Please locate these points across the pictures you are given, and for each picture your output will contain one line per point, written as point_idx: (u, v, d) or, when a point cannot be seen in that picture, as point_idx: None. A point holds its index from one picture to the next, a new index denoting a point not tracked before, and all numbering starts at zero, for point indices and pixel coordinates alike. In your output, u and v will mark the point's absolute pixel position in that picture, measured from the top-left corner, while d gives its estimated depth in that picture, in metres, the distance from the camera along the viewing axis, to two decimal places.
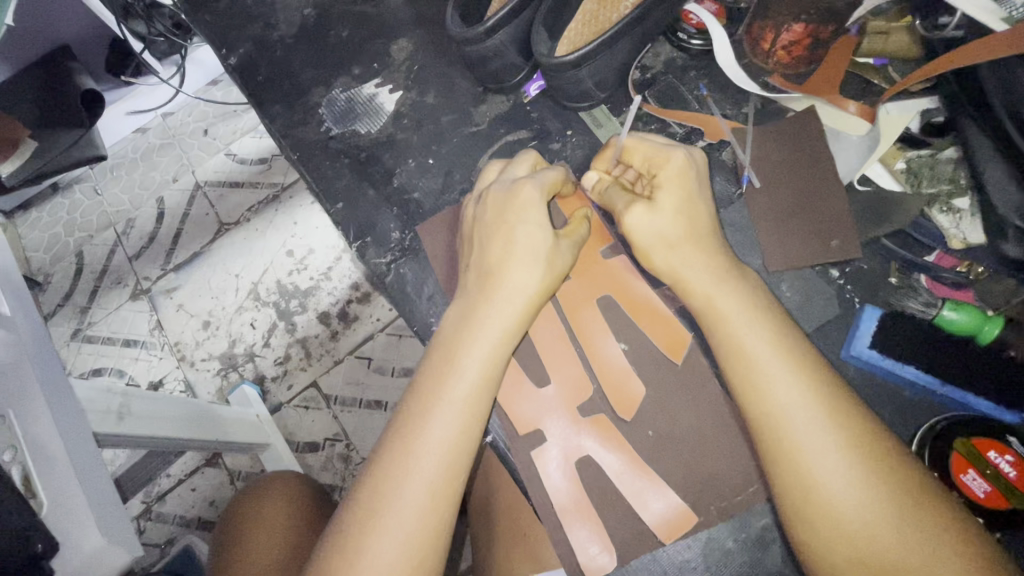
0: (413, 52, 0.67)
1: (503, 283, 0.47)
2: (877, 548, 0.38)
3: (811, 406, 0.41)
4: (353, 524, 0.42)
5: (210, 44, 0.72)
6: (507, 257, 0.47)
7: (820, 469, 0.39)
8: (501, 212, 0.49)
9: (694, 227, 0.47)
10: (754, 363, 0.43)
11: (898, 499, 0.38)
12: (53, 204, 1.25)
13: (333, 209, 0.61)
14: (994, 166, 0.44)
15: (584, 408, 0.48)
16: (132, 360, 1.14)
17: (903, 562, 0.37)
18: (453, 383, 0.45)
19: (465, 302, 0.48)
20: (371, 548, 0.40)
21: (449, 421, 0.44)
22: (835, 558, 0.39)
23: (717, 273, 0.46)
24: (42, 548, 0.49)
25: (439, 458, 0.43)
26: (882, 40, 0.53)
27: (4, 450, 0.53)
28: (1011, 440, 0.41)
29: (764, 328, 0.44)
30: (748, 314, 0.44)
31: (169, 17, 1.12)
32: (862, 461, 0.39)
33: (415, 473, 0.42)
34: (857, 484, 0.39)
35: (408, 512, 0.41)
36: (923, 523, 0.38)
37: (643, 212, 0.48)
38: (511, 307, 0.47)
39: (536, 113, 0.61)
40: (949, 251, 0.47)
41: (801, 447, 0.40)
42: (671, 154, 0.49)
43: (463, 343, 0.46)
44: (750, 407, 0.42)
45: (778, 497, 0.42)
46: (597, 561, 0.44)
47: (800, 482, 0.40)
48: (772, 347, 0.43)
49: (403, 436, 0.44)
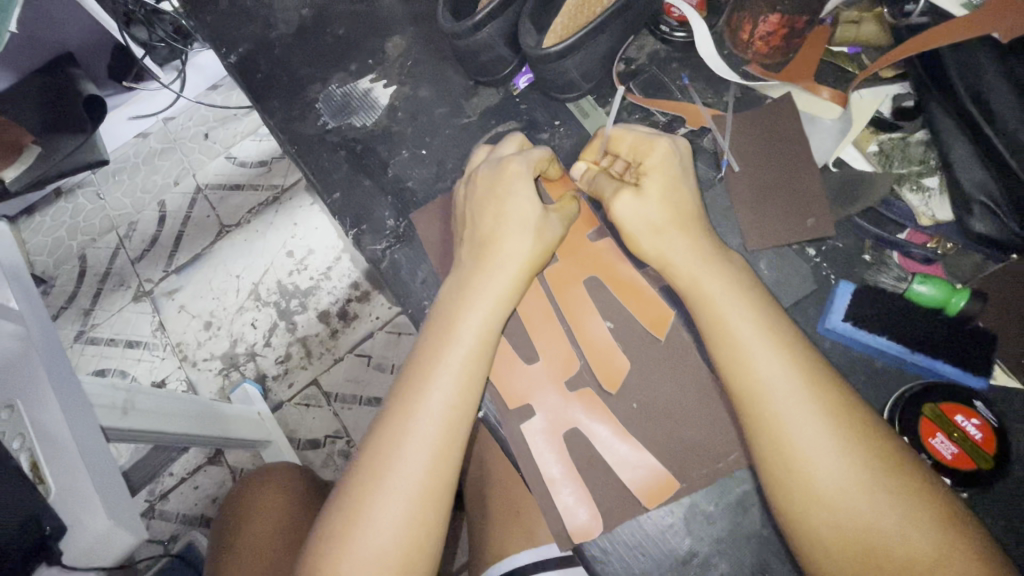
0: (407, 48, 0.69)
1: (497, 253, 0.49)
2: (852, 512, 0.38)
3: (792, 374, 0.42)
4: (358, 486, 0.44)
5: (211, 44, 0.74)
6: (501, 229, 0.50)
7: (799, 434, 0.40)
8: (491, 189, 0.51)
9: (680, 213, 0.49)
10: (734, 336, 0.44)
11: (874, 463, 0.39)
12: (56, 209, 1.27)
13: (330, 199, 0.63)
14: (960, 145, 0.47)
15: (571, 383, 0.50)
16: (135, 361, 1.16)
17: (876, 524, 0.38)
18: (449, 349, 0.47)
19: (461, 275, 0.50)
20: (375, 507, 0.42)
21: (445, 386, 0.45)
22: (813, 522, 0.39)
23: (699, 251, 0.47)
24: (50, 530, 0.53)
25: (438, 420, 0.44)
26: (854, 28, 0.55)
27: (13, 437, 0.56)
28: (978, 405, 0.43)
29: (746, 301, 0.45)
30: (729, 290, 0.45)
31: (170, 23, 1.17)
32: (840, 427, 0.40)
33: (415, 435, 0.44)
34: (835, 448, 0.40)
35: (405, 488, 0.43)
36: (897, 487, 0.38)
37: (632, 198, 0.49)
38: (504, 276, 0.49)
39: (525, 105, 0.63)
40: (920, 228, 0.49)
41: (782, 413, 0.41)
42: (656, 142, 0.51)
43: (458, 312, 0.48)
44: (732, 376, 0.43)
45: (758, 463, 0.42)
46: (585, 526, 0.46)
47: (779, 447, 0.41)
48: (753, 319, 0.44)
49: (403, 402, 0.46)
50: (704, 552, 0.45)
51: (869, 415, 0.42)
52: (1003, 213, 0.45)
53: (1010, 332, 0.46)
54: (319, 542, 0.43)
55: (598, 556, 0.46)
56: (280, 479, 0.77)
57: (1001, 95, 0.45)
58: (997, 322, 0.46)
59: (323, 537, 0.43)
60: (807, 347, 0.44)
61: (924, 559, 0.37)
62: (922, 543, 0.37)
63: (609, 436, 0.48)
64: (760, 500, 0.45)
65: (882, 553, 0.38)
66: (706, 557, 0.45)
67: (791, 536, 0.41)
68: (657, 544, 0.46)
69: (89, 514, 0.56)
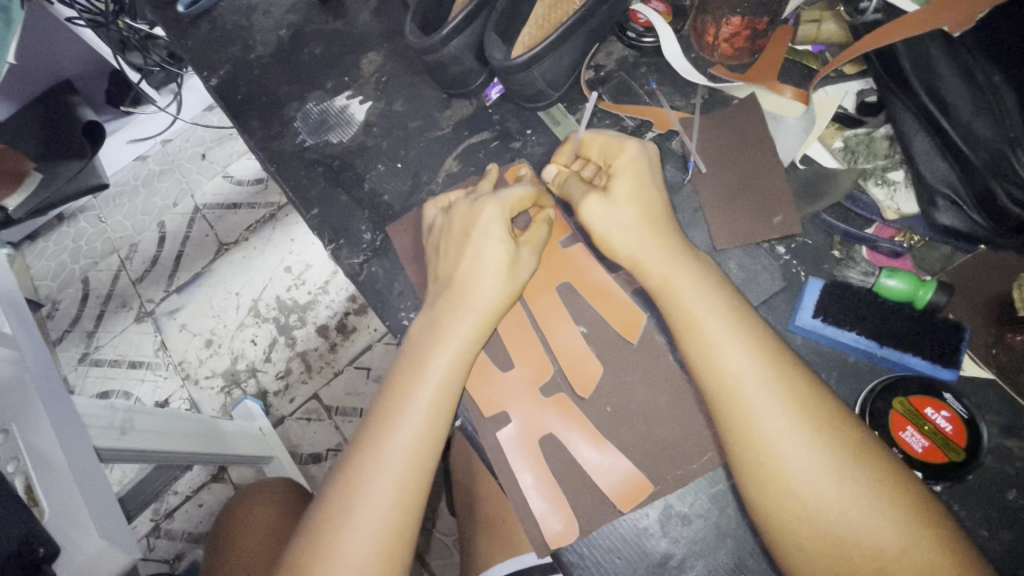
0: (381, 64, 0.70)
1: (467, 293, 0.49)
2: (821, 504, 0.38)
3: (762, 372, 0.42)
4: (325, 516, 0.44)
5: (192, 67, 0.75)
6: (474, 272, 0.50)
7: (770, 431, 0.40)
8: (466, 229, 0.51)
9: (649, 213, 0.49)
10: (704, 333, 0.44)
11: (843, 456, 0.39)
12: (57, 234, 1.30)
13: (310, 215, 0.64)
14: (919, 137, 0.48)
15: (546, 389, 0.51)
16: (138, 381, 1.17)
17: (844, 516, 0.38)
18: (422, 382, 0.47)
19: (433, 313, 0.51)
20: (342, 539, 0.43)
21: (413, 422, 0.46)
22: (783, 515, 0.39)
23: (668, 254, 0.47)
24: (43, 553, 0.53)
25: (406, 455, 0.45)
26: (815, 28, 0.57)
27: (7, 461, 0.58)
28: (948, 398, 0.44)
29: (715, 298, 0.45)
30: (702, 288, 0.46)
31: (165, 47, 1.18)
32: (810, 422, 0.40)
33: (384, 470, 0.44)
34: (804, 443, 0.40)
35: (376, 508, 0.43)
36: (865, 479, 0.38)
37: (600, 202, 0.50)
38: (473, 317, 0.49)
39: (497, 115, 0.64)
40: (886, 222, 0.50)
41: (753, 411, 0.41)
42: (625, 144, 0.51)
43: (432, 347, 0.48)
44: (703, 373, 0.43)
45: (731, 459, 0.42)
46: (562, 533, 0.46)
47: (751, 445, 0.41)
48: (723, 316, 0.44)
49: (375, 434, 0.46)
50: (679, 554, 0.45)
51: (843, 411, 0.42)
52: (966, 206, 0.46)
53: (979, 322, 0.45)
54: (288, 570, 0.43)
55: (576, 561, 0.46)
56: (276, 494, 0.78)
57: (953, 88, 0.45)
58: (967, 313, 0.46)
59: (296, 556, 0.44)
60: (780, 343, 0.44)
61: (890, 549, 0.37)
62: (889, 532, 0.37)
63: (585, 442, 0.48)
64: (734, 498, 0.46)
65: (850, 544, 0.38)
66: (682, 559, 0.45)
67: (763, 530, 0.41)
68: (633, 548, 0.46)
69: (84, 536, 0.57)
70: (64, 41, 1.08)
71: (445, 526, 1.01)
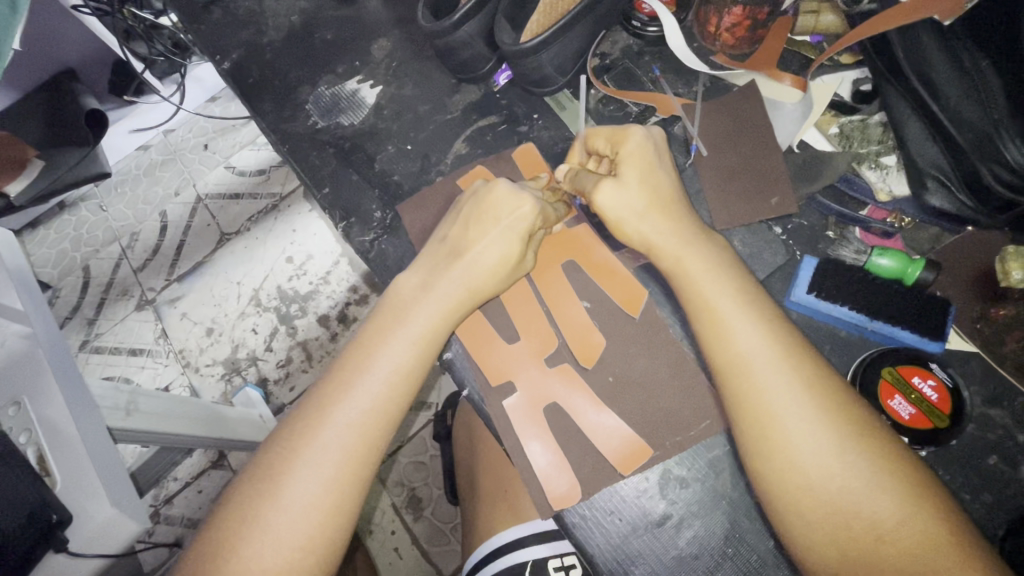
0: (392, 50, 0.72)
1: (471, 267, 0.52)
2: (826, 478, 0.40)
3: (772, 351, 0.44)
4: (280, 457, 0.46)
5: (205, 52, 0.77)
6: (482, 254, 0.52)
7: (777, 405, 0.42)
8: (493, 212, 0.53)
9: (657, 197, 0.51)
10: (715, 310, 0.46)
11: (849, 434, 0.41)
12: (60, 221, 1.31)
13: (320, 194, 0.66)
14: (912, 121, 0.50)
15: (550, 359, 0.53)
16: (139, 368, 1.18)
17: (846, 490, 0.40)
18: (393, 340, 0.50)
19: (422, 275, 0.53)
20: (296, 478, 0.45)
21: (378, 380, 0.49)
22: (786, 488, 0.41)
23: (681, 236, 0.49)
24: (56, 518, 0.56)
25: (364, 409, 0.48)
26: (814, 18, 0.58)
27: (21, 432, 0.60)
28: (934, 367, 0.46)
29: (725, 279, 0.47)
30: (712, 270, 0.48)
31: (169, 37, 1.20)
32: (817, 399, 0.42)
33: (346, 424, 0.47)
34: (810, 418, 0.41)
35: (332, 453, 0.46)
36: (868, 457, 0.40)
37: (611, 187, 0.51)
38: (452, 289, 0.51)
39: (505, 100, 0.66)
40: (879, 204, 0.52)
41: (760, 385, 0.43)
42: (631, 130, 0.53)
43: (410, 309, 0.51)
44: (714, 349, 0.45)
45: (738, 432, 0.44)
46: (565, 494, 0.48)
47: (757, 416, 0.42)
48: (733, 296, 0.46)
49: (341, 383, 0.49)
50: (677, 515, 0.47)
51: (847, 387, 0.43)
52: (954, 187, 0.48)
53: (964, 298, 0.48)
54: (243, 508, 0.45)
55: (577, 522, 0.47)
56: None
57: (944, 77, 0.47)
58: (953, 290, 0.49)
59: (246, 493, 0.46)
60: (776, 321, 0.45)
61: (889, 523, 0.38)
62: (889, 506, 0.39)
63: (590, 409, 0.50)
64: (731, 464, 0.47)
65: (850, 516, 0.39)
66: (680, 519, 0.46)
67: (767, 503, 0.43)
68: (632, 508, 0.47)
69: (97, 504, 0.59)
70: (67, 31, 1.08)
71: (442, 513, 1.03)
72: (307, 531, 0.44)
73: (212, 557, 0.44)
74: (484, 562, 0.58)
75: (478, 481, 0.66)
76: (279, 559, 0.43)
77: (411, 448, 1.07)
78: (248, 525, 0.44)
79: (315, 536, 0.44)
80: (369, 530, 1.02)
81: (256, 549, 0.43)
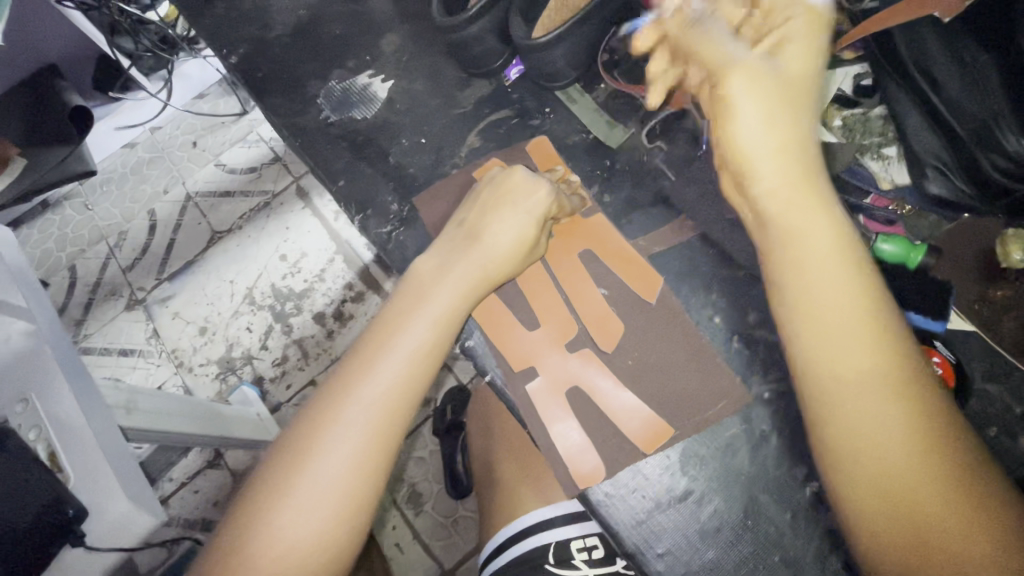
0: (401, 45, 0.73)
1: (489, 248, 0.53)
2: (892, 450, 0.37)
3: (858, 327, 0.40)
4: (302, 437, 0.47)
5: (211, 46, 0.77)
6: (499, 238, 0.53)
7: (857, 387, 0.39)
8: (511, 198, 0.54)
9: (792, 93, 0.44)
10: (800, 267, 0.42)
11: (921, 407, 0.38)
12: (43, 221, 1.29)
13: (336, 186, 0.67)
14: (913, 115, 0.52)
15: (571, 344, 0.54)
16: (130, 369, 1.17)
17: (919, 490, 0.36)
18: (413, 319, 0.51)
19: (440, 257, 0.54)
20: (320, 457, 0.46)
21: (399, 361, 0.49)
22: (847, 453, 0.38)
23: (790, 180, 0.43)
24: (73, 513, 0.57)
25: (386, 390, 0.48)
26: (816, 16, 0.62)
27: (30, 429, 0.60)
28: (938, 345, 0.49)
29: (815, 239, 0.42)
30: (794, 225, 0.43)
31: (155, 33, 1.20)
32: (891, 367, 0.39)
33: (368, 403, 0.48)
34: (889, 408, 0.38)
35: (355, 431, 0.47)
36: (939, 433, 0.37)
37: (754, 81, 0.43)
38: (470, 273, 0.53)
39: (516, 94, 0.67)
40: (882, 192, 0.54)
41: (845, 361, 0.39)
42: (794, 20, 0.44)
43: (428, 293, 0.52)
44: (795, 309, 0.42)
45: (813, 418, 0.41)
46: (591, 472, 0.50)
47: (834, 399, 0.39)
48: (823, 263, 0.41)
49: (361, 366, 0.50)
50: (698, 490, 0.49)
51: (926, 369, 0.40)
52: (953, 174, 0.51)
53: (962, 280, 0.51)
54: (268, 487, 0.46)
55: (602, 499, 0.49)
56: None
57: (944, 69, 0.49)
58: (950, 274, 0.51)
59: (271, 470, 0.47)
60: None
61: (955, 503, 0.36)
62: (953, 485, 0.36)
63: (610, 388, 0.52)
64: (748, 441, 0.49)
65: (910, 494, 0.36)
66: (701, 495, 0.48)
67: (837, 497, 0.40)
68: (655, 486, 0.49)
69: (109, 499, 0.59)
70: (45, 28, 1.06)
71: (444, 507, 1.04)
72: (335, 508, 0.45)
73: (240, 536, 0.45)
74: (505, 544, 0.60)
75: (496, 468, 0.68)
76: (307, 534, 0.44)
77: (414, 443, 1.08)
78: (274, 503, 0.45)
79: (342, 513, 0.45)
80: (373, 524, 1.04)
81: (281, 526, 0.44)
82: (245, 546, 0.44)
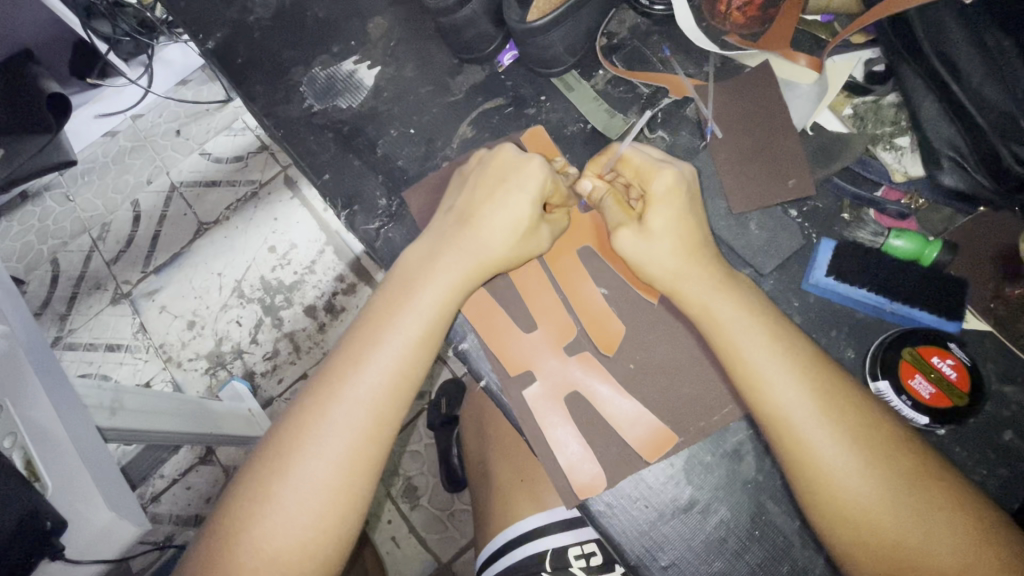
0: (389, 29, 0.69)
1: (480, 239, 0.50)
2: (872, 506, 0.39)
3: (799, 382, 0.42)
4: (283, 445, 0.45)
5: (187, 31, 0.72)
6: (495, 218, 0.50)
7: (816, 441, 0.41)
8: (502, 175, 0.51)
9: (686, 234, 0.48)
10: (742, 350, 0.44)
11: (882, 457, 0.40)
12: (23, 213, 1.25)
13: (321, 180, 0.63)
14: (927, 102, 0.50)
15: (569, 348, 0.52)
16: (117, 364, 1.13)
17: (902, 531, 0.38)
18: (398, 316, 0.48)
19: (431, 242, 0.52)
20: (301, 466, 0.43)
21: (384, 363, 0.47)
22: (831, 515, 0.40)
23: (703, 265, 0.47)
24: (51, 525, 0.51)
25: (371, 395, 0.46)
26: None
27: (5, 437, 0.54)
28: (952, 347, 0.46)
29: (736, 300, 0.46)
30: (714, 287, 0.46)
31: (134, 16, 1.15)
32: (851, 433, 0.40)
33: (353, 410, 0.45)
34: (851, 457, 0.40)
35: (339, 439, 0.44)
36: (901, 476, 0.39)
37: (633, 236, 0.48)
38: (465, 263, 0.50)
39: (510, 81, 0.64)
40: (894, 184, 0.52)
41: (793, 418, 0.41)
42: (660, 170, 0.49)
43: (415, 289, 0.49)
44: (748, 392, 0.44)
45: (786, 473, 0.42)
46: (590, 483, 0.48)
47: (800, 455, 0.41)
48: (752, 323, 0.45)
49: (344, 369, 0.47)
50: (704, 500, 0.47)
51: (875, 410, 0.42)
52: (970, 167, 0.48)
53: (979, 278, 0.49)
54: (248, 492, 0.43)
55: (603, 510, 0.47)
56: None
57: (965, 54, 0.46)
58: (967, 271, 0.49)
59: (252, 478, 0.44)
60: (778, 318, 0.46)
61: (936, 539, 0.38)
62: (941, 531, 0.38)
63: (611, 394, 0.50)
64: (754, 447, 0.47)
65: (895, 540, 0.38)
66: (707, 504, 0.47)
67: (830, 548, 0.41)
68: (659, 495, 0.47)
69: (90, 507, 0.55)
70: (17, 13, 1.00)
71: (440, 501, 1.02)
72: (323, 519, 0.43)
73: (220, 547, 0.42)
74: (503, 550, 0.58)
75: (491, 469, 0.66)
76: (289, 546, 0.42)
77: (406, 437, 1.06)
78: (257, 515, 0.42)
79: (329, 525, 0.43)
80: (368, 519, 1.02)
81: (265, 538, 0.42)
82: (225, 559, 0.42)
